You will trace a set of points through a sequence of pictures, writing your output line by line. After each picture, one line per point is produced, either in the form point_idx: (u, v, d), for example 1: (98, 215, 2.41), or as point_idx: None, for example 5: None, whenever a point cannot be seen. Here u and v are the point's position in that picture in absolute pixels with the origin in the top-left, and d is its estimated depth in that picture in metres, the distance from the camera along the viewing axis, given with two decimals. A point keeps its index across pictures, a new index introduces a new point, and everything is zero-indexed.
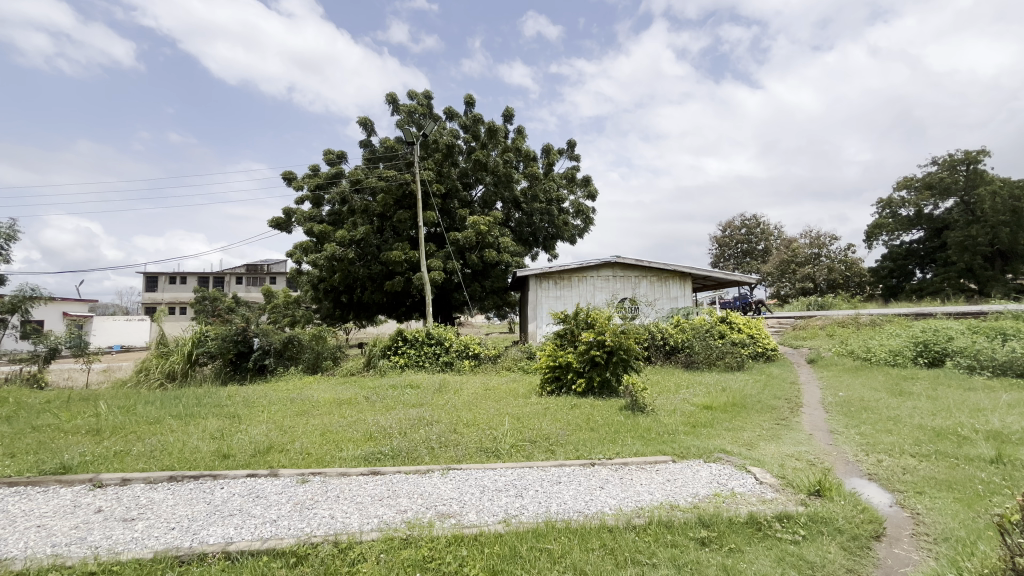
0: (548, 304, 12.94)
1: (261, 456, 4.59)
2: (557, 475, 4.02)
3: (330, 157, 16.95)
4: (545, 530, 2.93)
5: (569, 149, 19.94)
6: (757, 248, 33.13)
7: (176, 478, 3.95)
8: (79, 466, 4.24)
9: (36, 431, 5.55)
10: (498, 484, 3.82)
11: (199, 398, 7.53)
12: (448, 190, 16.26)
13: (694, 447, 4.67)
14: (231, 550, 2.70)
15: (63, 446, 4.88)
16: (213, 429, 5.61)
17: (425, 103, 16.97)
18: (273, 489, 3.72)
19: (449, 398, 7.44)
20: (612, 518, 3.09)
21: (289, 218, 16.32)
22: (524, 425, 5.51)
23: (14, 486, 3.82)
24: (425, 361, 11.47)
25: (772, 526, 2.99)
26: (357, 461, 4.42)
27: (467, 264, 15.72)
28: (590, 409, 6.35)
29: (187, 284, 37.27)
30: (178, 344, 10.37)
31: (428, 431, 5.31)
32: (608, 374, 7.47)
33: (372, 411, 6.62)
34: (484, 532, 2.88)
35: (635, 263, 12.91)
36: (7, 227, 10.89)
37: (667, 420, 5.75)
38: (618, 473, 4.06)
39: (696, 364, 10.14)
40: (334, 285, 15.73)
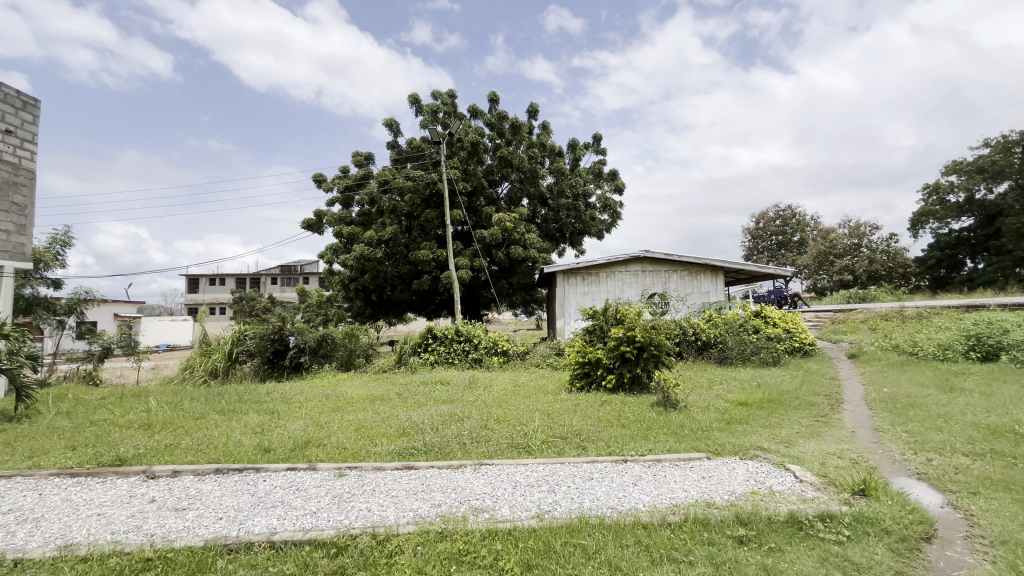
0: (575, 300, 12.87)
1: (300, 450, 4.75)
2: (589, 470, 4.02)
3: (359, 158, 17.27)
4: (579, 526, 2.92)
5: (595, 143, 19.77)
6: (792, 239, 32.09)
7: (222, 471, 4.13)
8: (134, 458, 4.49)
9: (93, 425, 5.91)
10: (530, 479, 3.84)
11: (240, 395, 7.83)
12: (474, 188, 16.30)
13: (730, 444, 4.58)
14: (276, 540, 2.81)
15: (119, 439, 5.17)
16: (254, 424, 5.84)
17: (449, 101, 17.03)
18: (312, 482, 3.84)
19: (479, 394, 7.52)
20: (647, 515, 3.06)
21: (320, 220, 16.70)
22: (554, 422, 5.52)
23: (77, 476, 4.08)
24: (454, 358, 11.59)
25: (814, 526, 2.90)
26: (391, 456, 4.52)
27: (494, 261, 15.78)
28: (621, 406, 6.29)
29: (226, 285, 38.92)
30: (220, 343, 10.79)
31: (460, 427, 5.38)
32: (638, 370, 7.38)
33: (404, 407, 6.75)
34: (518, 527, 2.91)
35: (665, 257, 12.71)
36: (61, 235, 11.54)
37: (701, 417, 5.64)
38: (652, 470, 4.01)
39: (730, 360, 9.90)
40: (365, 284, 16.01)
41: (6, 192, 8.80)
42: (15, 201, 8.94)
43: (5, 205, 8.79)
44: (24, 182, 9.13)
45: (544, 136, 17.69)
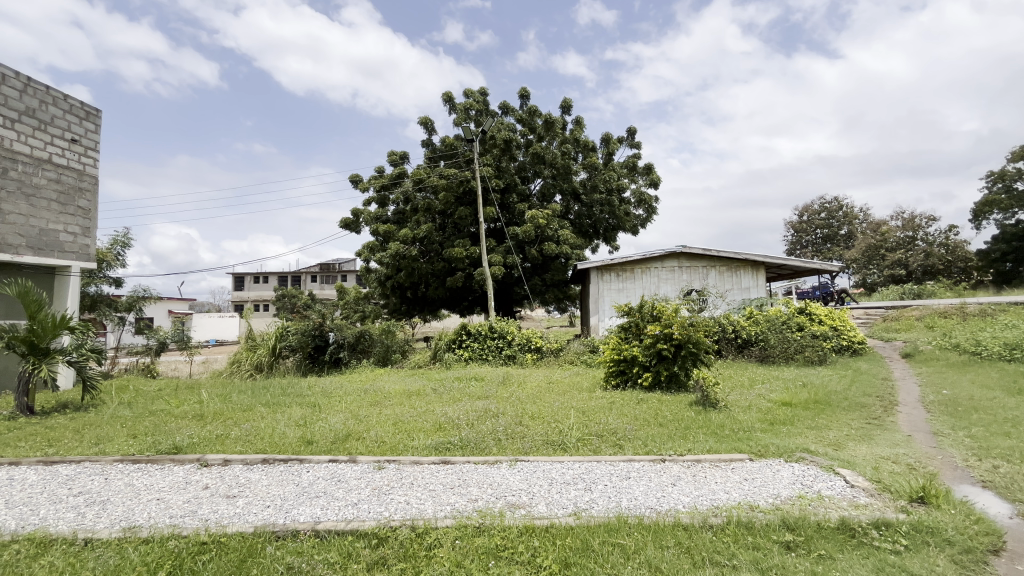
0: (610, 297, 12.70)
1: (341, 442, 4.90)
2: (626, 469, 3.96)
3: (394, 158, 17.58)
4: (617, 525, 2.89)
5: (629, 137, 19.42)
6: (839, 233, 30.60)
7: (269, 461, 4.31)
8: (188, 447, 4.75)
9: (152, 415, 6.28)
10: (566, 477, 3.82)
11: (283, 388, 8.16)
12: (507, 184, 16.33)
13: (774, 446, 4.41)
14: (320, 529, 2.90)
15: (175, 429, 5.48)
16: (298, 416, 6.07)
17: (482, 99, 17.08)
18: (353, 474, 3.96)
19: (513, 391, 7.53)
20: (687, 516, 2.99)
21: (357, 219, 17.12)
22: (590, 419, 5.47)
23: (138, 462, 4.35)
24: (488, 354, 11.66)
25: (867, 534, 2.76)
26: (428, 450, 4.60)
27: (527, 258, 15.76)
28: (658, 404, 6.18)
29: (269, 283, 40.55)
30: (265, 339, 11.25)
31: (495, 422, 5.40)
32: (676, 368, 7.22)
33: (440, 402, 6.85)
34: (555, 525, 2.90)
35: (703, 252, 12.37)
36: (121, 235, 12.29)
37: (741, 417, 5.46)
38: (692, 470, 3.91)
39: (773, 359, 9.55)
40: (400, 281, 16.33)
41: (73, 198, 9.45)
42: (80, 205, 9.59)
43: (72, 210, 9.44)
44: (89, 187, 9.78)
45: (577, 131, 17.51)
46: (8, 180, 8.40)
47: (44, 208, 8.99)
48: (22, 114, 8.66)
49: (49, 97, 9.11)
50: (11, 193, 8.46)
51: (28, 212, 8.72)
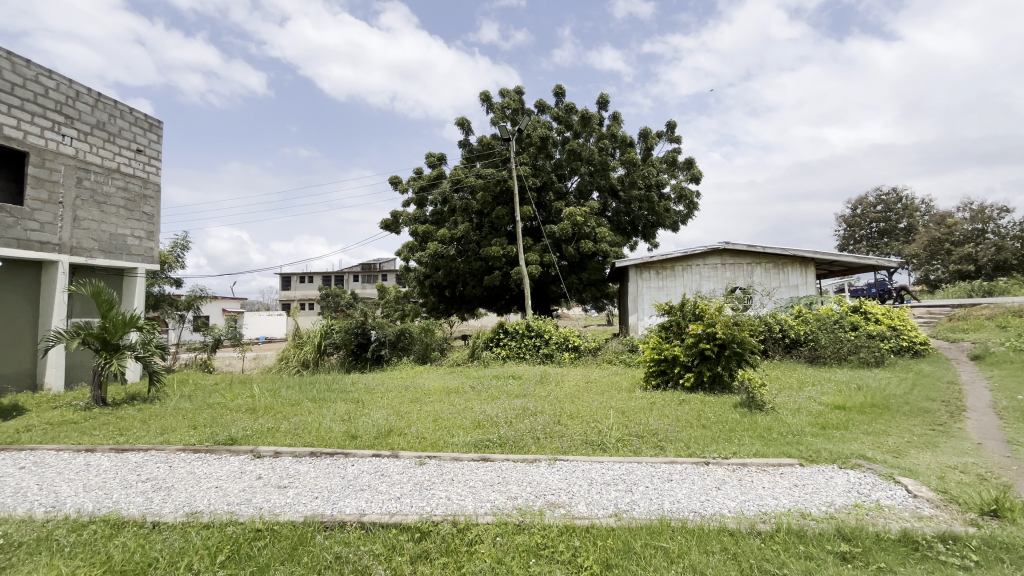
0: (649, 295, 12.44)
1: (384, 437, 5.04)
2: (668, 471, 3.88)
3: (432, 159, 17.87)
4: (661, 528, 2.83)
5: (669, 131, 18.96)
6: (898, 226, 28.78)
7: (316, 454, 4.49)
8: (243, 439, 5.01)
9: (209, 408, 6.67)
10: (606, 477, 3.77)
11: (329, 384, 8.48)
12: (544, 182, 16.29)
13: (826, 451, 4.20)
14: (365, 521, 2.99)
15: (230, 421, 5.79)
16: (343, 411, 6.29)
17: (518, 98, 17.08)
18: (396, 469, 4.06)
19: (551, 390, 7.51)
20: (733, 521, 2.90)
21: (396, 220, 17.53)
22: (629, 420, 5.39)
23: (198, 452, 4.63)
24: (526, 353, 11.67)
25: (932, 547, 2.59)
26: (467, 447, 4.66)
27: (565, 256, 15.66)
28: (701, 405, 6.01)
29: (314, 283, 42.17)
30: (310, 336, 11.69)
31: (533, 421, 5.41)
32: (719, 368, 7.01)
33: (478, 400, 6.93)
34: (596, 525, 2.88)
35: (747, 249, 11.93)
36: (180, 239, 13.08)
37: (791, 420, 5.23)
38: (737, 474, 3.78)
39: (824, 360, 9.10)
40: (439, 280, 16.60)
41: (139, 204, 10.16)
42: (145, 211, 10.30)
43: (138, 215, 10.15)
44: (152, 194, 10.49)
45: (614, 126, 17.24)
46: (83, 188, 9.10)
47: (114, 214, 9.69)
48: (94, 127, 9.35)
49: (117, 110, 9.80)
50: (85, 200, 9.16)
51: (100, 218, 9.42)
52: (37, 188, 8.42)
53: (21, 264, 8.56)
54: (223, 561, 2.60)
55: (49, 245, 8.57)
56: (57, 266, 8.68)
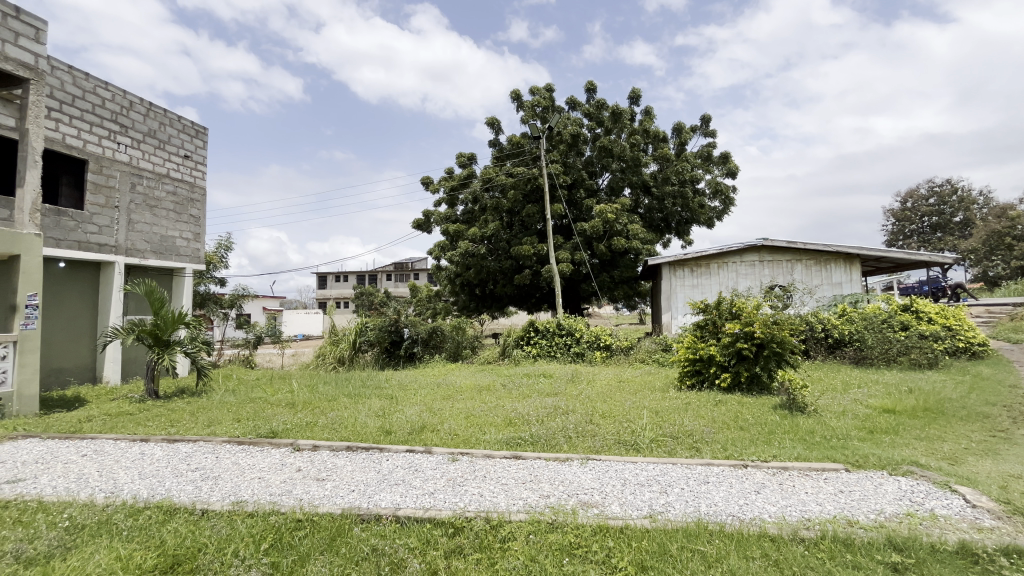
0: (684, 293, 12.16)
1: (417, 433, 5.13)
2: (704, 473, 3.79)
3: (463, 159, 18.02)
4: (697, 531, 2.77)
5: (703, 125, 18.48)
6: (953, 220, 27.12)
7: (353, 448, 4.61)
8: (283, 432, 5.20)
9: (252, 402, 6.95)
10: (640, 478, 3.72)
11: (363, 381, 8.70)
12: (575, 180, 16.18)
13: (875, 457, 4.00)
14: (400, 515, 3.05)
15: (271, 415, 6.01)
16: (377, 407, 6.43)
17: (548, 95, 17.01)
18: (429, 465, 4.13)
19: (582, 389, 7.45)
20: (774, 527, 2.80)
21: (428, 219, 17.77)
22: (664, 420, 5.28)
23: (242, 444, 4.83)
24: (556, 351, 11.63)
25: (994, 561, 2.43)
26: (499, 445, 4.67)
27: (596, 254, 15.50)
28: (738, 407, 5.83)
29: (349, 282, 43.30)
30: (346, 334, 12.03)
31: (565, 420, 5.38)
32: (757, 369, 6.79)
33: (510, 397, 6.95)
34: (630, 526, 2.84)
35: (787, 245, 11.51)
36: (224, 239, 13.66)
37: (835, 423, 5.01)
38: (777, 479, 3.65)
39: (871, 361, 8.68)
40: (469, 279, 16.73)
41: (186, 207, 10.72)
42: (191, 214, 10.85)
43: (185, 218, 10.70)
44: (198, 197, 11.03)
45: (647, 121, 16.94)
46: (136, 193, 9.63)
47: (164, 217, 10.24)
48: (146, 135, 9.88)
49: (166, 118, 10.32)
50: (138, 204, 9.70)
51: (151, 221, 9.95)
52: (96, 193, 8.95)
53: (81, 265, 9.12)
54: (267, 549, 2.70)
55: (107, 247, 9.11)
56: (114, 267, 9.22)
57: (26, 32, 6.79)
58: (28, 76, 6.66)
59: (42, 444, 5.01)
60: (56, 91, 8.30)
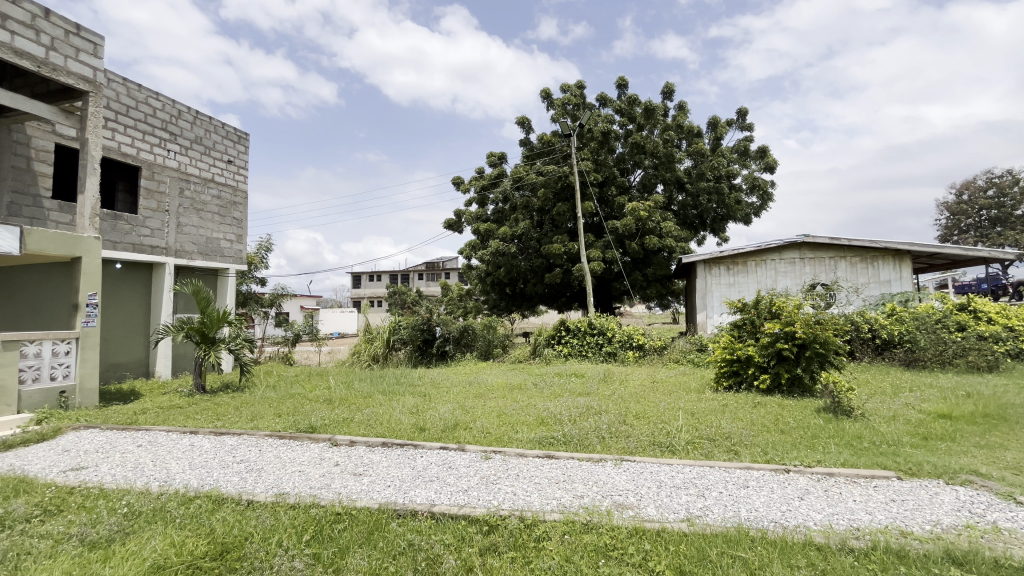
0: (719, 291, 11.83)
1: (450, 431, 5.19)
2: (743, 477, 3.67)
3: (493, 158, 18.08)
4: (738, 537, 2.69)
5: (739, 119, 17.92)
6: (1014, 213, 25.33)
7: (388, 444, 4.70)
8: (321, 427, 5.36)
9: (292, 397, 7.19)
10: (676, 480, 3.64)
11: (397, 378, 8.86)
12: (606, 177, 15.99)
13: (929, 464, 3.78)
14: (436, 511, 3.09)
15: (310, 411, 6.20)
16: (411, 405, 6.55)
17: (579, 93, 16.88)
18: (463, 462, 4.17)
19: (615, 389, 7.35)
20: (820, 535, 2.70)
21: (459, 219, 17.93)
22: (700, 422, 5.16)
23: (283, 438, 5.01)
24: (588, 351, 11.52)
25: None
26: (532, 444, 4.67)
27: (628, 252, 15.27)
28: (779, 409, 5.63)
29: (382, 281, 44.24)
30: (380, 332, 12.29)
31: (598, 420, 5.32)
32: (799, 370, 6.53)
33: (541, 397, 6.94)
34: (668, 529, 2.78)
35: (830, 241, 11.03)
36: (264, 241, 14.18)
37: (885, 428, 4.77)
38: (822, 485, 3.51)
39: (923, 363, 8.24)
40: (500, 278, 16.79)
41: (229, 210, 11.20)
42: (234, 216, 11.33)
43: (228, 220, 11.18)
44: (240, 201, 11.51)
45: (680, 116, 16.58)
46: (184, 198, 10.13)
47: (210, 220, 10.73)
48: (193, 142, 10.36)
49: (211, 125, 10.80)
50: (186, 208, 10.19)
51: (198, 224, 10.44)
52: (148, 198, 9.46)
53: (134, 266, 9.60)
54: (308, 539, 2.80)
55: (158, 249, 9.61)
56: (165, 268, 9.72)
57: (85, 47, 7.20)
58: (86, 89, 7.08)
59: (103, 434, 5.34)
60: (112, 102, 8.81)
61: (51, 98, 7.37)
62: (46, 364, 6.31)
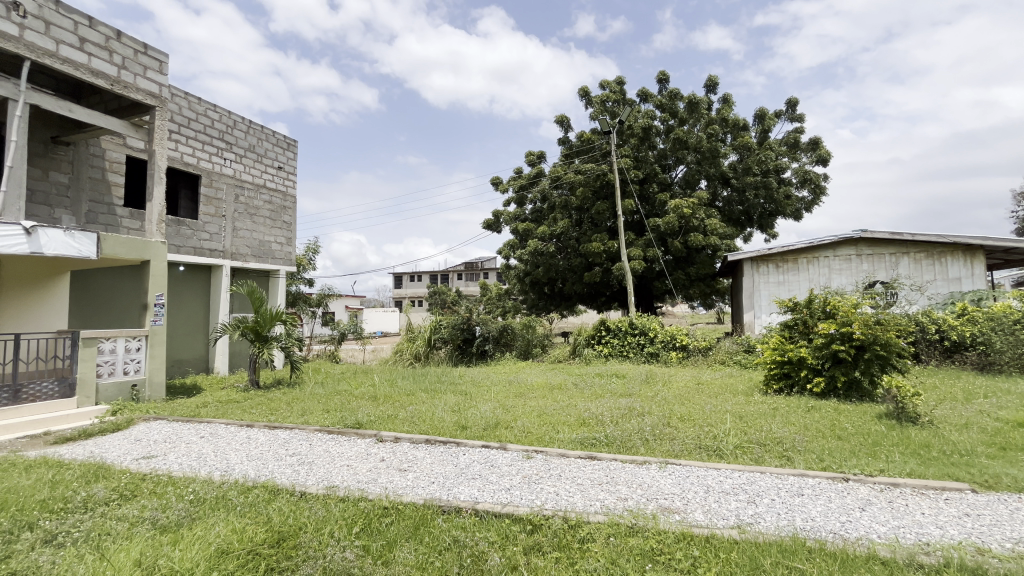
0: (768, 290, 11.34)
1: (492, 429, 5.24)
2: (798, 485, 3.50)
3: (532, 158, 18.09)
4: (793, 546, 2.57)
5: (789, 109, 17.12)
6: None
7: (431, 441, 4.79)
8: (367, 423, 5.53)
9: (340, 394, 7.47)
10: (724, 486, 3.52)
11: (438, 377, 9.02)
12: (647, 174, 15.66)
13: (1010, 477, 3.48)
14: (479, 509, 3.13)
15: (356, 407, 6.42)
16: (453, 403, 6.65)
17: (618, 89, 16.62)
18: (505, 461, 4.19)
19: (658, 390, 7.20)
20: (885, 549, 2.54)
21: (498, 220, 18.05)
22: (749, 426, 4.97)
23: (331, 433, 5.20)
24: (629, 351, 11.33)
25: None
26: (573, 444, 4.65)
27: (670, 250, 14.90)
28: (835, 414, 5.34)
29: (423, 281, 45.18)
30: (421, 331, 12.54)
31: (641, 422, 5.23)
32: (857, 374, 6.18)
33: (582, 397, 6.87)
34: (717, 536, 2.70)
35: (891, 236, 10.37)
36: (312, 243, 14.77)
37: (956, 437, 4.43)
38: (886, 495, 3.30)
39: (999, 368, 7.62)
40: (538, 278, 16.78)
41: (280, 214, 11.75)
42: (284, 220, 11.87)
43: (279, 224, 11.73)
44: (290, 205, 12.05)
45: (725, 109, 16.01)
46: (239, 203, 10.70)
47: (262, 224, 11.29)
48: (247, 150, 10.93)
49: (263, 134, 11.36)
50: (241, 213, 10.76)
51: (252, 228, 11.00)
52: (207, 204, 10.06)
53: (195, 269, 10.19)
54: (358, 532, 2.89)
55: (216, 252, 10.21)
56: (222, 269, 10.31)
57: (152, 65, 7.72)
58: (152, 104, 7.61)
59: (170, 425, 5.72)
60: (175, 115, 9.42)
61: (123, 114, 7.97)
62: (119, 360, 6.83)
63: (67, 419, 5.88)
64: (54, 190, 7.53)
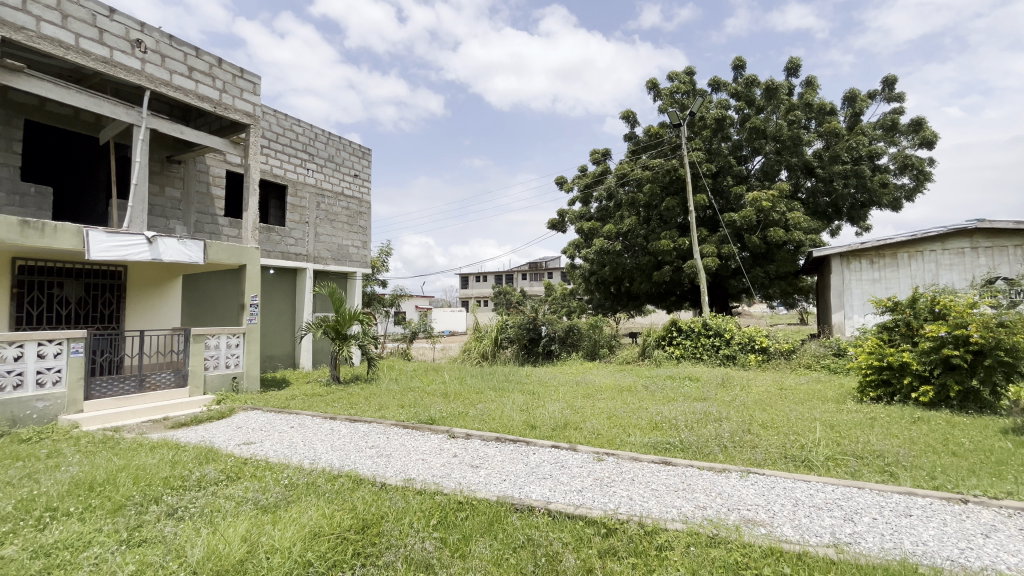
0: (861, 289, 10.35)
1: (561, 430, 5.22)
2: (904, 504, 3.16)
3: (597, 156, 17.81)
4: (901, 571, 2.33)
5: (885, 89, 15.52)
6: None
7: (501, 439, 4.87)
8: (440, 419, 5.72)
9: (412, 390, 7.78)
10: (816, 500, 3.26)
11: (506, 376, 9.14)
12: (720, 167, 14.86)
13: None
14: (551, 509, 3.13)
15: (428, 403, 6.66)
16: (521, 402, 6.70)
17: (688, 80, 15.92)
18: (575, 462, 4.16)
19: (736, 395, 6.81)
20: None
21: (562, 219, 17.98)
22: (842, 436, 4.57)
23: (406, 427, 5.44)
24: (703, 353, 10.81)
25: None
26: (646, 448, 4.52)
27: (747, 247, 14.05)
28: (947, 427, 4.76)
29: (488, 282, 46.04)
30: (488, 330, 12.77)
31: (718, 428, 4.98)
32: (974, 382, 5.48)
33: (653, 400, 6.66)
34: (810, 554, 2.51)
35: (1015, 226, 9.09)
36: (385, 246, 15.53)
37: None
38: (1016, 522, 2.89)
39: None
40: (604, 277, 16.50)
41: (356, 219, 12.48)
42: (360, 225, 12.59)
43: (355, 228, 12.45)
44: (365, 210, 12.75)
45: (809, 93, 14.82)
46: (320, 210, 11.49)
47: (341, 229, 12.04)
48: (326, 160, 11.70)
49: (341, 144, 12.11)
50: (322, 219, 11.55)
51: (331, 233, 11.77)
52: (293, 212, 10.89)
53: (283, 272, 11.06)
54: (436, 523, 3.01)
55: (300, 256, 11.04)
56: (306, 272, 11.11)
57: (247, 87, 8.47)
58: (248, 122, 8.36)
59: (265, 415, 6.27)
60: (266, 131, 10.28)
61: (223, 133, 8.83)
62: (223, 354, 7.60)
63: (182, 406, 6.61)
64: (168, 204, 8.51)
